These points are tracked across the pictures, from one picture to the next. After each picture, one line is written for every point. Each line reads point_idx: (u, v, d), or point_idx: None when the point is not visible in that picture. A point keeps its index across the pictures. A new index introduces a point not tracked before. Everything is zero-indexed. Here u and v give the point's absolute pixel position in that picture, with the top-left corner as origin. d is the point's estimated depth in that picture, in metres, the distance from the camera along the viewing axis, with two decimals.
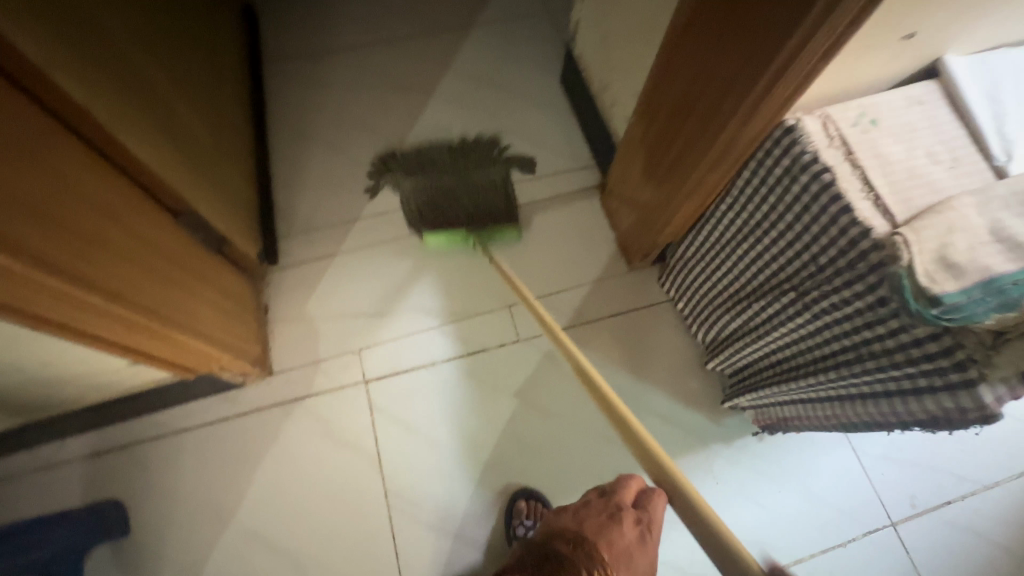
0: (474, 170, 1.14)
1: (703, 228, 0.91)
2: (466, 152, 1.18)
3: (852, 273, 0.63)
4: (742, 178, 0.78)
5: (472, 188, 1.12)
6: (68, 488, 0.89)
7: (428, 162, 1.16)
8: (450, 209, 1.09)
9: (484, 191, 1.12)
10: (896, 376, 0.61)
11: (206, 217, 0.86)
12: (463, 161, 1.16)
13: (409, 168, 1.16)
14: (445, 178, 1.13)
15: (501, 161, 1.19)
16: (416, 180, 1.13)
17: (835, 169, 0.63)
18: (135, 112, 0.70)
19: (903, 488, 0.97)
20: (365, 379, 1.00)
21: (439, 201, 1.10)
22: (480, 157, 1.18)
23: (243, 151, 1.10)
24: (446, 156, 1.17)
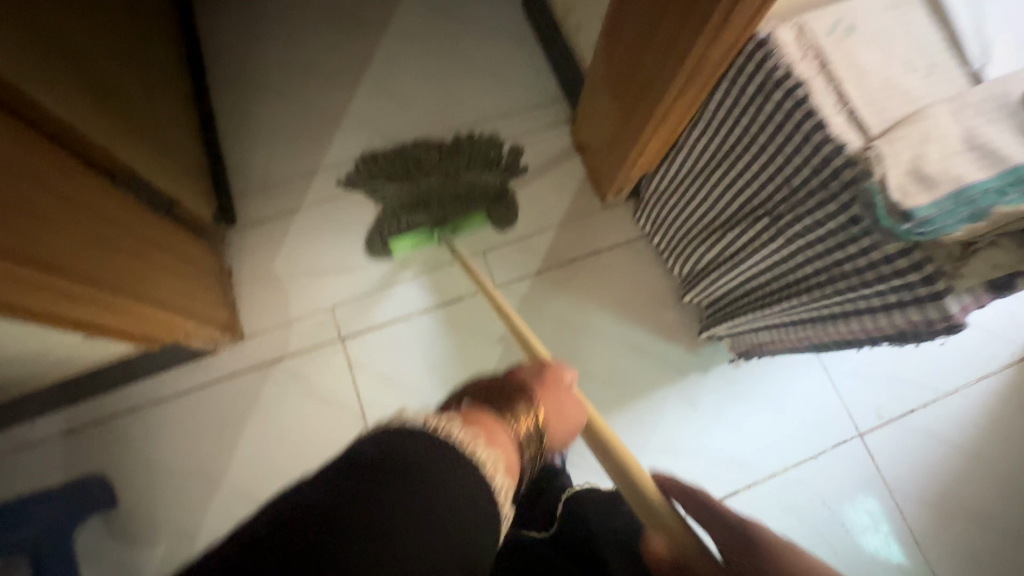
0: (464, 174, 1.08)
1: (677, 157, 0.88)
2: (460, 156, 1.10)
3: (825, 193, 0.61)
4: (714, 100, 0.74)
5: (458, 195, 1.06)
6: (46, 467, 0.87)
7: (414, 164, 1.08)
8: (429, 211, 1.04)
9: (472, 197, 1.06)
10: (866, 295, 0.62)
11: (150, 179, 0.80)
12: (453, 165, 1.08)
13: (391, 167, 1.08)
14: (432, 180, 1.07)
15: (498, 165, 1.11)
16: (398, 183, 1.07)
17: (809, 83, 0.60)
18: (49, 63, 0.62)
19: (870, 401, 1.01)
20: (341, 337, 0.99)
21: (420, 203, 1.04)
22: (475, 161, 1.10)
23: (182, 103, 1.01)
24: (436, 158, 1.09)
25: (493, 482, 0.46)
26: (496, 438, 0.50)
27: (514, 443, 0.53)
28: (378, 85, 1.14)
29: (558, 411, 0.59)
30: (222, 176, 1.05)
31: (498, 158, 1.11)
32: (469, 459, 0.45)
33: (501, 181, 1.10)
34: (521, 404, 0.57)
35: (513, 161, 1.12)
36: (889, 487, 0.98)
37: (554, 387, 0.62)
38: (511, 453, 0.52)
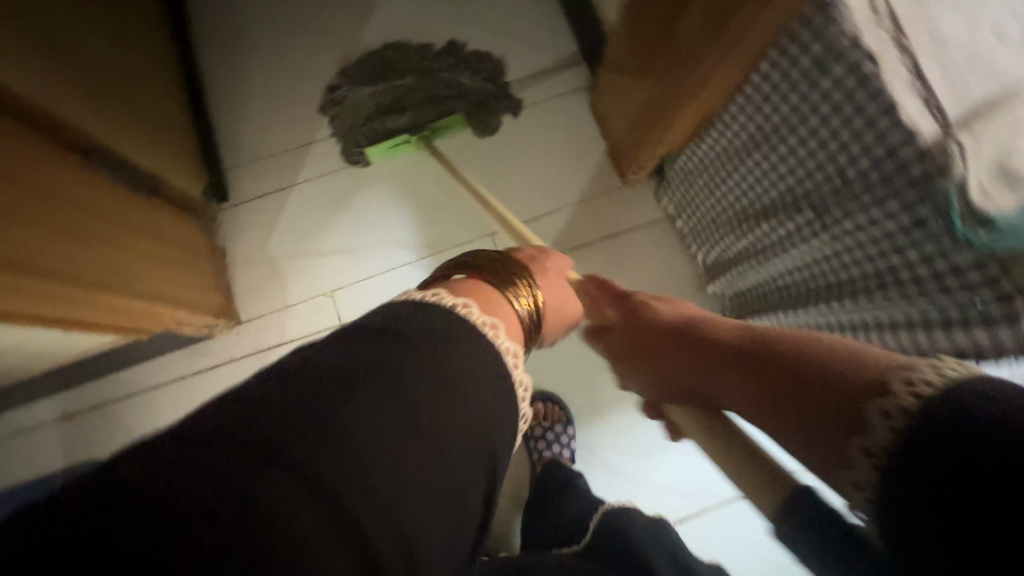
0: (443, 75, 0.98)
1: (709, 135, 0.79)
2: (442, 55, 1.00)
3: (887, 189, 0.53)
4: (760, 72, 0.64)
5: (436, 97, 0.97)
6: (47, 451, 0.87)
7: (391, 64, 0.99)
8: (405, 113, 0.96)
9: (451, 99, 0.97)
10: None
11: (127, 155, 0.74)
12: (431, 65, 0.99)
13: (365, 71, 1.00)
14: (408, 79, 0.98)
15: (481, 69, 1.01)
16: (373, 87, 0.98)
17: (880, 57, 0.50)
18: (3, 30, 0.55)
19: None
20: (341, 322, 0.94)
21: (395, 103, 0.96)
22: (455, 61, 1.00)
23: (166, 68, 0.94)
24: (413, 58, 0.99)
25: (495, 343, 0.40)
26: (490, 304, 0.46)
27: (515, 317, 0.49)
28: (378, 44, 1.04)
29: (555, 294, 0.60)
30: (212, 147, 0.98)
31: (479, 60, 1.02)
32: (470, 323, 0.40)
33: (483, 84, 1.01)
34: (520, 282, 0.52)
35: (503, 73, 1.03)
36: None
37: (551, 270, 0.63)
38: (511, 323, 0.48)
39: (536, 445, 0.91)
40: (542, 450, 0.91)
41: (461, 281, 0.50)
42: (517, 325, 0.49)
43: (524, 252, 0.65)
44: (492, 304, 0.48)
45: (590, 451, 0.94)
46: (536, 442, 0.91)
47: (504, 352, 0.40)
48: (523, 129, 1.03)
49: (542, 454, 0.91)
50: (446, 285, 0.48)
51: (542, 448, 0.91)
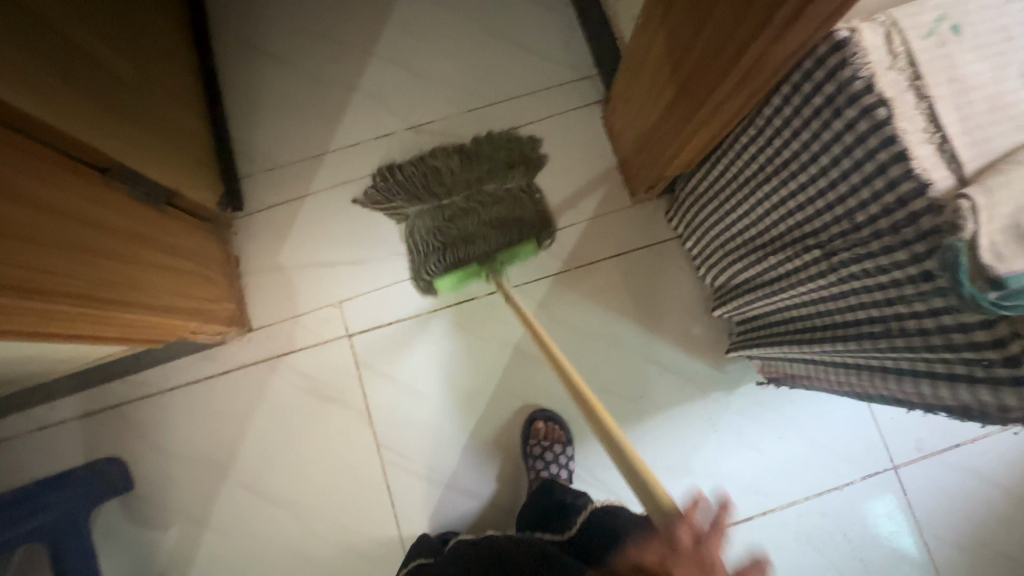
0: (488, 184, 0.97)
1: (720, 161, 0.77)
2: (482, 160, 0.99)
3: (895, 238, 0.51)
4: (772, 105, 0.62)
5: (487, 209, 0.95)
6: (68, 446, 0.92)
7: (435, 178, 0.97)
8: (463, 231, 0.94)
9: (504, 208, 0.96)
10: (929, 358, 0.53)
11: (147, 172, 0.76)
12: (474, 174, 0.97)
13: (410, 185, 0.98)
14: (459, 199, 0.96)
15: (520, 168, 1.00)
16: (421, 206, 0.97)
17: (894, 101, 0.48)
18: (26, 62, 0.58)
19: (910, 430, 0.94)
20: (349, 333, 0.96)
21: (453, 220, 0.95)
22: (496, 166, 0.99)
23: (185, 79, 0.96)
24: (457, 167, 0.98)
25: None
26: None
27: None
28: (391, 56, 1.04)
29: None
30: (228, 158, 1.00)
31: (520, 159, 1.00)
32: None
33: (528, 184, 1.00)
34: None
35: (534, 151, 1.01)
36: (919, 525, 0.92)
37: None
38: None
39: (534, 464, 0.90)
40: (540, 469, 0.90)
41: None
42: None
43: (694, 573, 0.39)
44: None
45: (590, 472, 0.95)
46: (535, 462, 0.90)
47: None
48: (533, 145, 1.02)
49: (539, 474, 0.90)
50: None
51: (540, 467, 0.90)
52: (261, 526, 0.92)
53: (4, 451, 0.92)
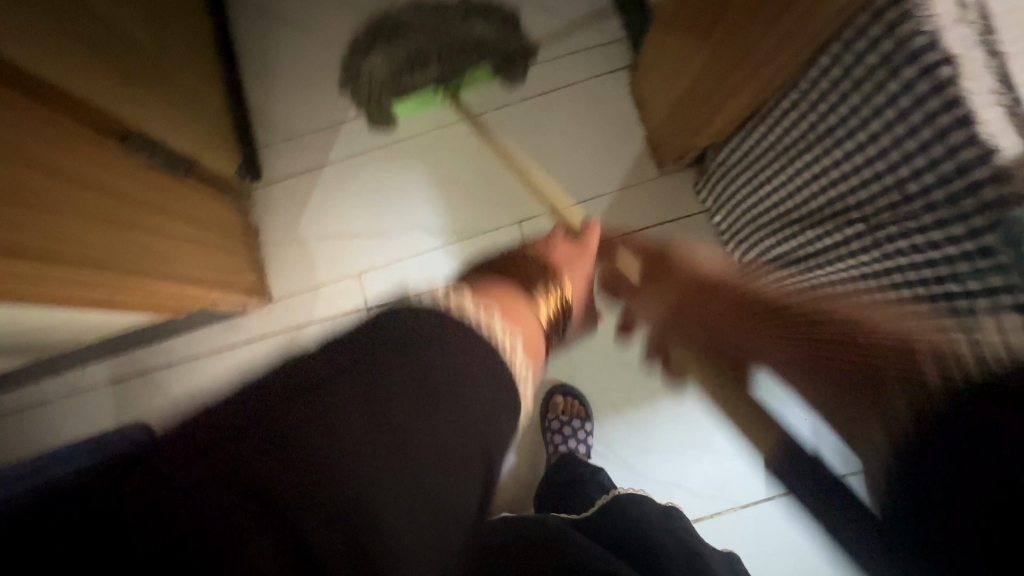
0: (457, 30, 0.91)
1: (755, 129, 0.73)
2: (454, 6, 0.92)
3: (951, 211, 0.47)
4: (818, 66, 0.57)
5: (451, 52, 0.91)
6: (99, 410, 0.95)
7: (403, 22, 0.92)
8: (423, 71, 0.91)
9: (467, 53, 0.92)
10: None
11: (165, 139, 0.76)
12: (444, 18, 0.91)
13: (377, 34, 0.93)
14: (420, 37, 0.91)
15: (493, 17, 0.94)
16: (387, 51, 0.91)
17: (961, 59, 0.44)
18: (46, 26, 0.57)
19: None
20: (367, 305, 0.96)
21: (416, 60, 0.91)
22: (470, 12, 0.93)
23: (203, 44, 0.94)
24: (426, 11, 0.92)
25: (504, 339, 0.47)
26: (513, 311, 0.55)
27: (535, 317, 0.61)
28: None
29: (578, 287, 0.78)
30: (246, 127, 0.99)
31: (497, 12, 0.95)
32: (487, 333, 0.46)
33: (504, 35, 0.94)
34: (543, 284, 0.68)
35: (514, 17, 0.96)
36: None
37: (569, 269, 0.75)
38: (534, 331, 0.57)
39: (553, 438, 0.93)
40: (558, 443, 0.93)
41: (493, 289, 0.59)
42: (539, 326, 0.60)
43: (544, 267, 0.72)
44: (517, 307, 0.57)
45: (608, 448, 0.94)
46: (554, 436, 0.93)
47: (509, 351, 0.47)
48: (558, 114, 0.99)
49: (558, 449, 0.93)
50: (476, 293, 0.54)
51: (559, 441, 0.93)
52: None
53: (40, 416, 0.95)
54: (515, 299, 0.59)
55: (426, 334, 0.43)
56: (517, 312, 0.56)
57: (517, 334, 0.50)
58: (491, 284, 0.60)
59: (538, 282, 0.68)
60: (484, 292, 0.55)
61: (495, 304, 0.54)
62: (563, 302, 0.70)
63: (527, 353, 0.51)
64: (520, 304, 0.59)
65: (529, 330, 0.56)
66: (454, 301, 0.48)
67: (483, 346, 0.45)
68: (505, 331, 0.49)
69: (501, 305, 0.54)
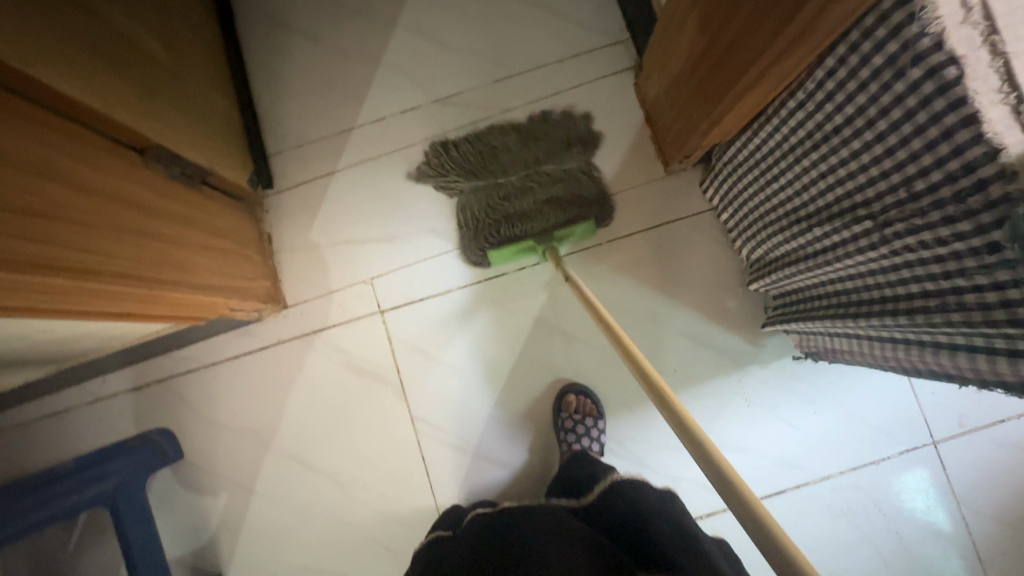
0: (546, 165, 0.95)
1: (761, 129, 0.74)
2: (539, 138, 0.97)
3: (957, 208, 0.48)
4: (824, 67, 0.58)
5: (544, 192, 0.94)
6: (118, 417, 0.97)
7: (491, 154, 0.97)
8: (522, 213, 0.93)
9: (564, 195, 0.94)
10: (987, 334, 0.51)
11: (181, 151, 0.78)
12: (533, 155, 0.96)
13: (465, 163, 0.98)
14: (510, 177, 0.95)
15: (575, 143, 0.98)
16: (474, 180, 0.96)
17: (965, 60, 0.44)
18: (72, 48, 0.59)
19: (954, 404, 0.92)
20: (380, 309, 0.98)
21: (512, 200, 0.94)
22: (553, 146, 0.97)
23: (213, 55, 0.96)
24: (515, 146, 0.97)
25: None
26: None
27: None
28: (416, 27, 1.02)
29: None
30: (256, 135, 1.01)
31: (577, 138, 0.98)
32: None
33: (585, 164, 0.97)
34: None
35: (585, 129, 0.99)
36: (957, 500, 0.91)
37: None
38: None
39: (566, 437, 0.91)
40: (572, 442, 0.91)
41: None
42: None
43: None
44: None
45: (620, 445, 0.96)
46: (568, 434, 0.90)
47: None
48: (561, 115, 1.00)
49: (571, 447, 0.90)
50: None
51: (572, 440, 0.91)
52: (303, 495, 0.96)
53: (62, 423, 0.97)
54: None
55: None
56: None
57: None
58: None
59: None
60: None
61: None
62: None
63: None
64: None
65: None
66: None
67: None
68: None
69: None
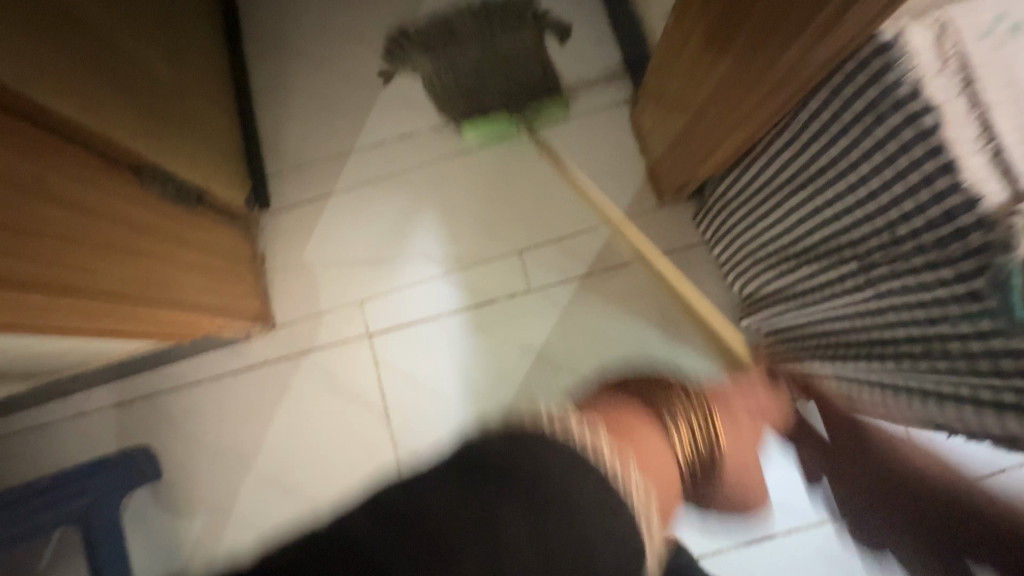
0: (501, 39, 1.02)
1: (751, 165, 0.74)
2: (495, 17, 1.03)
3: (940, 253, 0.48)
4: (809, 109, 0.59)
5: (504, 65, 1.01)
6: (102, 433, 0.96)
7: (446, 30, 1.03)
8: (488, 88, 1.01)
9: (523, 65, 1.01)
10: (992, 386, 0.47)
11: (180, 172, 0.79)
12: (487, 31, 1.02)
13: (426, 38, 1.04)
14: (467, 51, 1.02)
15: (530, 23, 1.03)
16: (436, 60, 1.03)
17: (943, 108, 0.45)
18: (77, 76, 0.62)
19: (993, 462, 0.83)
20: (369, 332, 0.98)
21: (477, 82, 1.01)
22: (507, 22, 1.02)
23: (220, 79, 0.99)
24: (469, 24, 1.02)
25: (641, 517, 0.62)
26: (643, 442, 0.73)
27: (664, 445, 0.75)
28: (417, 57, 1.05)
29: (737, 422, 0.81)
30: (259, 158, 1.03)
31: (531, 15, 1.04)
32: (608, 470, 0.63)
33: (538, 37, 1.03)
34: (664, 411, 0.80)
35: (549, 19, 1.04)
36: None
37: (736, 398, 0.81)
38: (669, 470, 0.72)
39: None
40: None
41: (618, 415, 0.76)
42: (672, 469, 0.73)
43: (753, 399, 0.81)
44: (644, 454, 0.70)
45: None
46: None
47: (641, 517, 0.62)
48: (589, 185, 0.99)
49: None
50: (608, 416, 0.75)
51: None
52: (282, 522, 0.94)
53: (45, 437, 0.97)
54: (641, 428, 0.75)
55: (559, 456, 0.64)
56: (643, 445, 0.72)
57: (647, 492, 0.65)
58: (621, 399, 0.80)
59: (661, 403, 0.81)
60: (611, 424, 0.73)
61: (616, 426, 0.73)
62: (708, 442, 0.79)
63: (656, 513, 0.65)
64: (646, 435, 0.74)
65: (661, 479, 0.70)
66: (585, 436, 0.67)
67: (626, 507, 0.61)
68: (638, 484, 0.64)
69: (626, 438, 0.71)
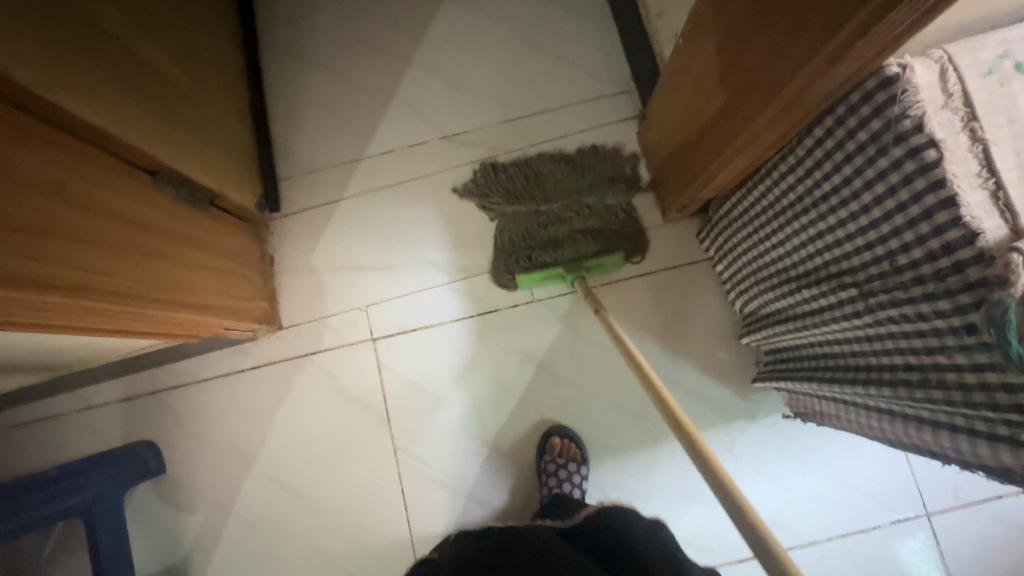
0: (588, 197, 0.97)
1: (755, 187, 0.75)
2: (587, 171, 0.99)
3: (938, 285, 0.48)
4: (813, 136, 0.59)
5: (586, 224, 0.96)
6: (108, 427, 0.98)
7: (536, 182, 0.99)
8: (560, 246, 0.94)
9: (604, 228, 0.96)
10: (990, 419, 0.47)
11: (194, 174, 0.81)
12: (578, 188, 0.98)
13: (511, 186, 1.00)
14: (550, 204, 0.97)
15: (619, 187, 0.98)
16: (518, 206, 0.98)
17: (945, 143, 0.45)
18: (99, 81, 0.63)
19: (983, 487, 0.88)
20: (373, 337, 0.99)
21: (552, 238, 0.95)
22: (599, 180, 0.98)
23: (236, 83, 1.01)
24: (561, 175, 0.99)
25: None
26: None
27: None
28: (430, 66, 1.07)
29: None
30: (270, 161, 1.04)
31: (622, 177, 0.99)
32: None
33: (627, 203, 0.98)
34: None
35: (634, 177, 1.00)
36: None
37: None
38: None
39: (547, 480, 0.90)
40: (552, 486, 0.89)
41: None
42: None
43: None
44: None
45: (602, 491, 0.94)
46: (548, 479, 0.89)
47: None
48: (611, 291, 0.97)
49: (551, 490, 0.89)
50: None
51: (553, 484, 0.89)
52: (282, 521, 0.95)
53: (52, 428, 0.98)
54: None
55: None
56: None
57: None
58: None
59: None
60: None
61: None
62: None
63: None
64: None
65: None
66: None
67: None
68: None
69: None
